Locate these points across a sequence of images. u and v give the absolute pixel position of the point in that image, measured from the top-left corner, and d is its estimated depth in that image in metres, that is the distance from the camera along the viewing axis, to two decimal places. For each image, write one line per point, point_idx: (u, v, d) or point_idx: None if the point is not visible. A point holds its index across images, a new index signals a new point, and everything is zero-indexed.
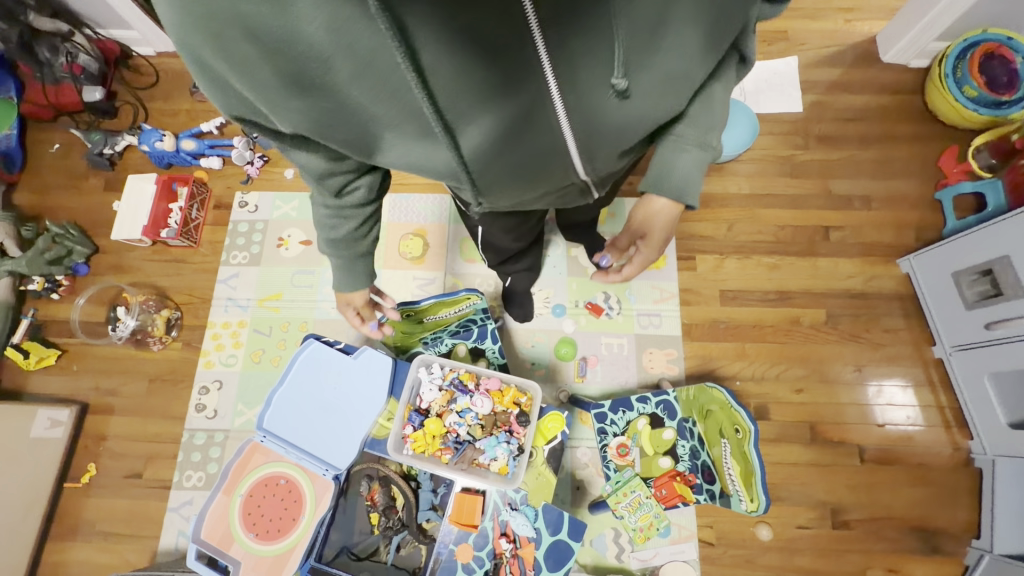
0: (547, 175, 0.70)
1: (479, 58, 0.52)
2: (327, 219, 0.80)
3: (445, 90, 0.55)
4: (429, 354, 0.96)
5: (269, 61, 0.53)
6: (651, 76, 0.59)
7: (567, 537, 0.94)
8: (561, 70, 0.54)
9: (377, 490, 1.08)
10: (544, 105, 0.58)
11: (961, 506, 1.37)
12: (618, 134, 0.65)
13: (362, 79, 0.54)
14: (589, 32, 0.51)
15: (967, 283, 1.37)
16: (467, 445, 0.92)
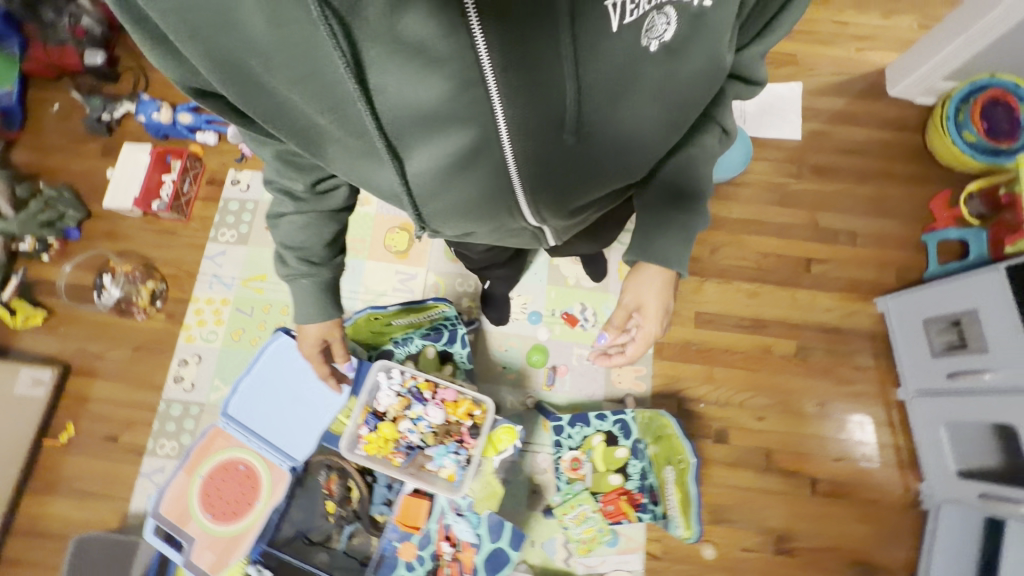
0: (488, 207, 0.73)
1: (431, 86, 0.55)
2: (304, 230, 0.78)
3: (395, 115, 0.58)
4: (390, 360, 0.98)
5: (225, 53, 0.54)
6: (598, 129, 0.65)
7: (507, 545, 0.98)
8: (510, 114, 0.58)
9: (335, 481, 1.11)
10: (490, 142, 0.61)
11: (903, 545, 1.41)
12: (561, 175, 0.70)
13: (315, 86, 0.56)
14: (543, 86, 0.56)
15: (936, 332, 1.39)
16: (417, 450, 0.96)
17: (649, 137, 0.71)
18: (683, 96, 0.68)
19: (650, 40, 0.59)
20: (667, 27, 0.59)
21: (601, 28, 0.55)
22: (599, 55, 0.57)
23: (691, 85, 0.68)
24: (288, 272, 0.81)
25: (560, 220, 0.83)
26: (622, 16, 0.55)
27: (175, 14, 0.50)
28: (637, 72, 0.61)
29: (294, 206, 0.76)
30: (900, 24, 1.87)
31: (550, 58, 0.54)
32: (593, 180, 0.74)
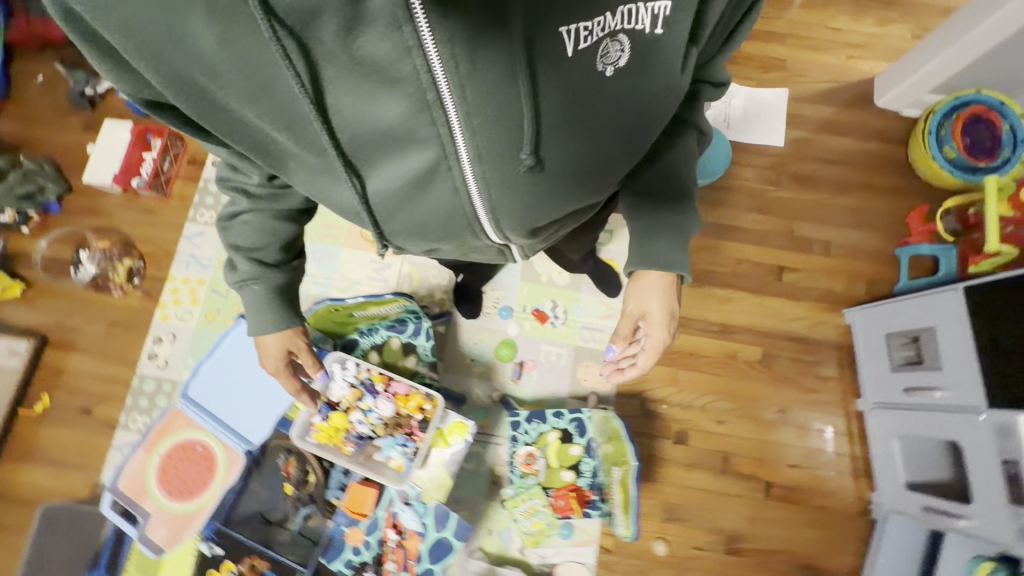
0: (450, 228, 0.75)
1: (387, 106, 0.56)
2: (259, 229, 0.76)
3: (352, 134, 0.59)
4: (344, 352, 1.01)
5: (178, 70, 0.55)
6: (557, 152, 0.67)
7: (451, 535, 1.02)
8: (467, 138, 0.60)
9: (294, 463, 1.07)
10: (448, 164, 0.63)
11: (849, 551, 1.45)
12: (523, 199, 0.71)
13: (273, 103, 0.57)
14: (497, 111, 0.58)
15: (896, 346, 1.40)
16: (367, 441, 0.99)
17: (609, 160, 0.73)
18: (641, 119, 0.70)
19: (605, 65, 0.60)
20: (620, 53, 0.61)
21: (555, 55, 0.56)
22: (555, 80, 0.59)
23: (650, 108, 0.70)
24: (241, 275, 0.79)
25: (524, 240, 0.84)
26: (577, 42, 0.56)
27: (125, 32, 0.51)
28: (594, 96, 0.63)
29: (248, 203, 0.74)
30: (893, 34, 1.85)
31: (505, 83, 0.56)
32: (558, 203, 0.76)
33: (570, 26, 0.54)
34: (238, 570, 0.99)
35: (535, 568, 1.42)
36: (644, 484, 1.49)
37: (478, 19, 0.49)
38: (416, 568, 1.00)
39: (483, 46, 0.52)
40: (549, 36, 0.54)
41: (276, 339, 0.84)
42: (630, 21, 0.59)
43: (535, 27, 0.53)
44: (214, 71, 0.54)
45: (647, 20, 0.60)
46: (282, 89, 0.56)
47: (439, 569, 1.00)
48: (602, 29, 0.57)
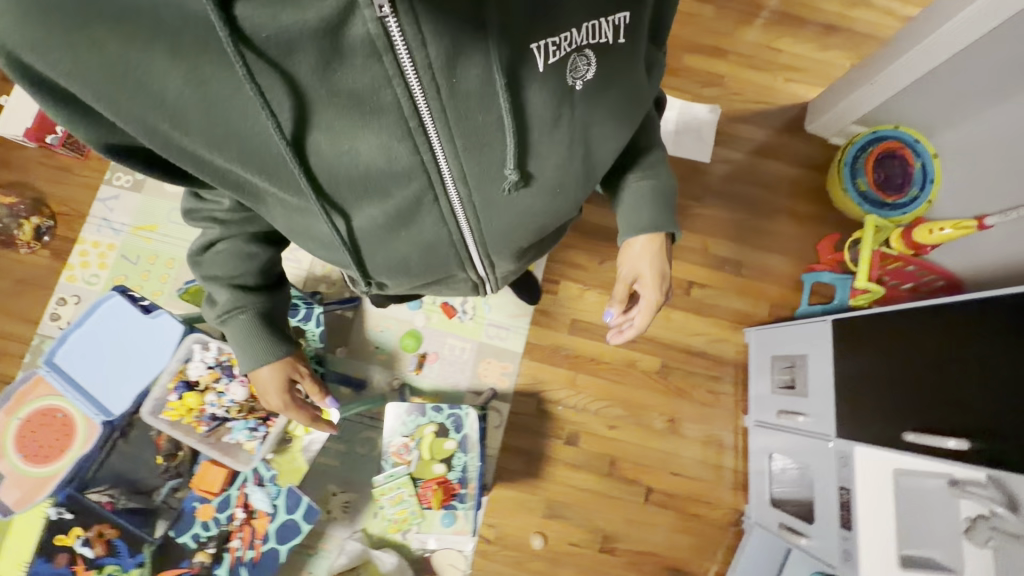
0: (438, 252, 0.82)
1: (370, 137, 0.62)
2: (234, 253, 0.81)
3: (341, 171, 0.66)
4: (204, 334, 1.03)
5: (140, 120, 0.58)
6: (543, 168, 0.73)
7: (300, 518, 1.05)
8: (453, 162, 0.68)
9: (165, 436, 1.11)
10: (432, 187, 0.70)
11: (716, 558, 1.53)
12: (508, 216, 0.78)
13: (247, 144, 0.61)
14: (475, 137, 0.66)
15: (777, 369, 1.46)
16: (220, 422, 1.01)
17: (576, 190, 0.80)
18: (610, 136, 0.77)
19: (575, 80, 0.67)
20: (588, 66, 0.67)
21: (527, 73, 0.63)
22: (530, 99, 0.66)
23: (616, 128, 0.76)
24: (221, 307, 0.82)
25: (507, 264, 0.92)
26: (547, 58, 0.63)
27: (77, 77, 0.53)
28: (568, 112, 0.69)
29: (222, 230, 0.78)
30: (831, 60, 1.87)
31: (482, 104, 0.63)
32: (533, 228, 0.83)
33: (540, 42, 0.61)
34: (86, 538, 1.02)
35: (415, 552, 1.47)
36: (530, 480, 1.55)
37: (452, 43, 0.56)
38: (262, 546, 1.03)
39: (458, 71, 0.59)
40: (518, 57, 0.61)
41: (279, 369, 0.88)
42: (594, 36, 0.65)
43: (503, 53, 0.59)
44: (178, 117, 0.58)
45: (611, 32, 0.67)
46: (252, 134, 0.61)
47: (284, 549, 1.04)
48: (570, 44, 0.64)
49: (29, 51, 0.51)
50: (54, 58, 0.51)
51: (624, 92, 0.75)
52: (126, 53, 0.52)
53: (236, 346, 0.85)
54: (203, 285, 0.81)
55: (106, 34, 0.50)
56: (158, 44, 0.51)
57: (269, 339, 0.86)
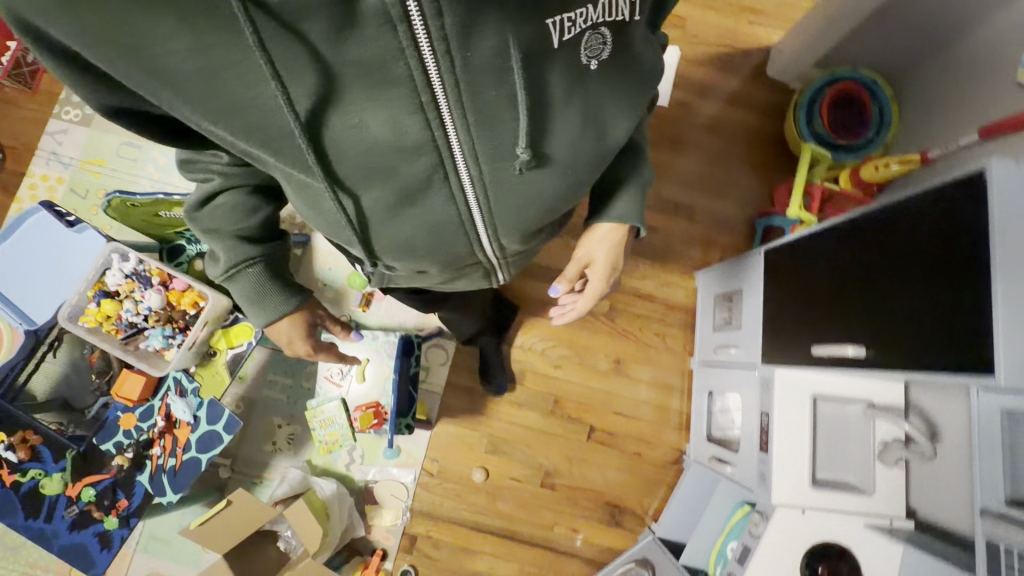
0: (449, 241, 0.72)
1: (378, 111, 0.53)
2: (235, 206, 0.73)
3: (344, 146, 0.57)
4: (125, 245, 1.02)
5: (134, 80, 0.51)
6: (559, 147, 0.63)
7: (221, 429, 1.06)
8: (467, 141, 0.58)
9: (97, 355, 1.14)
10: (443, 168, 0.60)
11: (655, 495, 1.56)
12: (522, 204, 0.68)
13: (245, 111, 0.54)
14: (493, 115, 0.56)
15: (719, 308, 1.47)
16: (138, 329, 1.02)
17: (589, 174, 0.70)
18: (628, 118, 0.67)
19: (589, 59, 0.58)
20: (604, 45, 0.59)
21: (544, 49, 0.53)
22: (548, 79, 0.56)
23: (633, 109, 0.68)
24: (224, 262, 0.75)
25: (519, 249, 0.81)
26: (563, 33, 0.53)
27: (81, 36, 0.47)
28: (585, 92, 0.60)
29: (221, 181, 0.70)
30: (796, 3, 1.82)
31: (497, 79, 0.53)
32: (552, 213, 0.73)
33: (558, 16, 0.51)
34: (9, 443, 1.03)
35: (358, 484, 1.51)
36: (473, 417, 1.57)
37: (467, 8, 0.46)
38: (183, 455, 1.05)
39: (472, 38, 0.49)
40: (538, 28, 0.51)
41: (302, 322, 0.84)
42: (611, 14, 0.57)
43: (525, 22, 0.50)
44: (179, 83, 0.51)
45: (627, 10, 0.58)
46: (254, 104, 0.53)
47: (206, 459, 1.05)
48: (584, 21, 0.54)
49: (37, 13, 0.46)
50: (61, 16, 0.46)
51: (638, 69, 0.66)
52: (133, 16, 0.46)
53: (245, 303, 0.79)
54: (205, 242, 0.75)
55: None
56: (163, 6, 0.45)
57: (278, 292, 0.79)
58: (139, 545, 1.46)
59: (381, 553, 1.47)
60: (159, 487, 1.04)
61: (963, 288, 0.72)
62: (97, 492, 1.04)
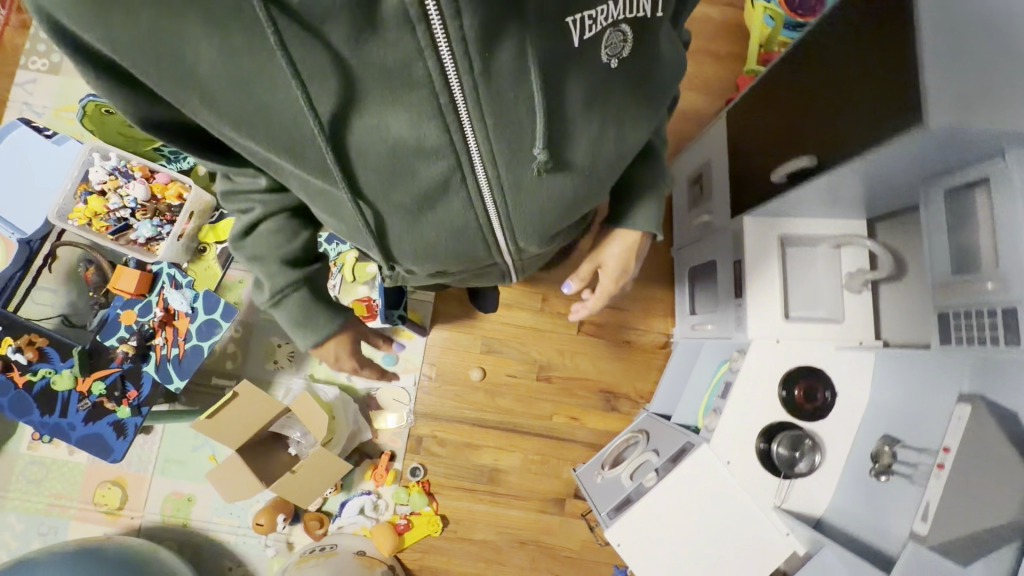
0: (467, 245, 0.74)
1: (400, 116, 0.55)
2: (276, 232, 0.81)
3: (372, 156, 0.59)
4: (103, 142, 1.05)
5: (173, 91, 0.54)
6: (580, 153, 0.66)
7: (219, 317, 1.11)
8: (487, 144, 0.60)
9: (92, 271, 1.22)
10: (461, 167, 0.62)
11: (647, 378, 1.62)
12: (540, 205, 0.69)
13: (281, 123, 0.56)
14: (510, 120, 0.58)
15: (690, 187, 1.52)
16: (127, 224, 1.06)
17: (610, 175, 0.73)
18: (643, 116, 0.71)
19: (610, 57, 0.61)
20: (624, 41, 0.61)
21: (566, 51, 0.56)
22: (569, 84, 0.59)
23: (645, 110, 0.71)
24: (272, 289, 0.84)
25: (538, 250, 0.82)
26: (583, 32, 0.56)
27: (111, 41, 0.49)
28: (601, 97, 0.63)
29: (262, 210, 0.79)
30: None
31: (517, 83, 0.55)
32: (571, 217, 0.75)
33: (576, 15, 0.54)
34: (16, 346, 1.07)
35: (360, 393, 1.57)
36: (466, 321, 1.62)
37: (490, 16, 0.49)
38: (186, 344, 1.10)
39: (495, 43, 0.51)
40: (555, 31, 0.54)
41: (347, 340, 0.96)
42: (630, 11, 0.60)
43: (542, 28, 0.53)
44: (204, 88, 0.53)
45: (647, 4, 0.61)
46: (281, 106, 0.55)
47: (207, 345, 1.10)
48: (605, 18, 0.57)
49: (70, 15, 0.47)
50: (99, 22, 0.47)
51: (649, 63, 0.68)
52: (161, 19, 0.47)
53: (292, 325, 0.88)
54: (252, 268, 0.83)
55: (151, 6, 0.46)
56: (194, 9, 0.47)
57: (322, 313, 0.89)
58: (157, 469, 1.52)
59: (389, 455, 1.54)
60: (165, 375, 1.09)
61: (896, 93, 0.76)
62: (107, 385, 1.08)
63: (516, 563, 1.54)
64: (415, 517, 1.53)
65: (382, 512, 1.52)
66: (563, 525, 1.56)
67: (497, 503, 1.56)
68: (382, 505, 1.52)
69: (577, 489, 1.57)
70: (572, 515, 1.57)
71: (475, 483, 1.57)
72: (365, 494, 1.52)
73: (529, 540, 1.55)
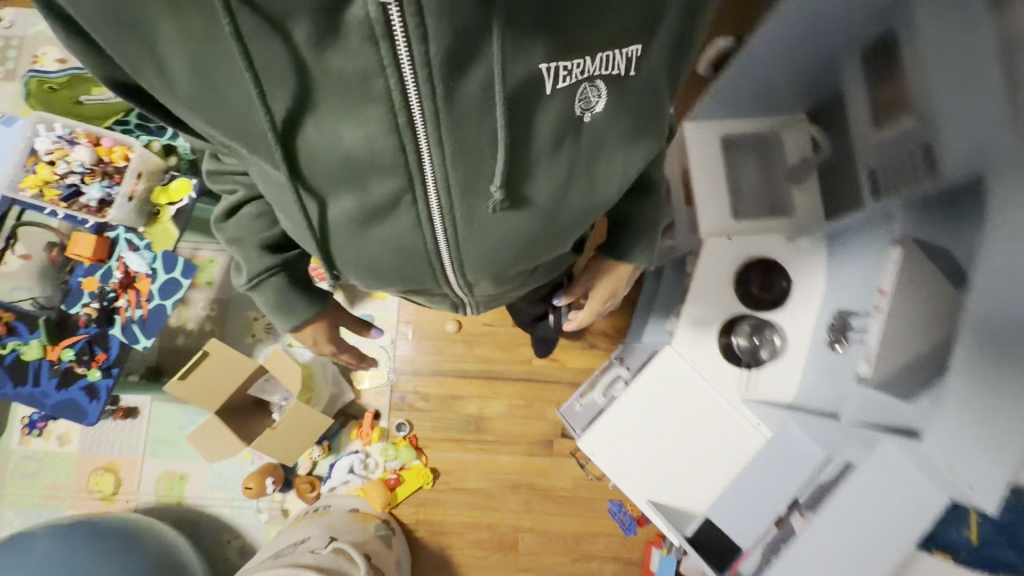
0: (412, 268, 0.71)
1: (353, 128, 0.53)
2: (258, 215, 0.83)
3: (324, 164, 0.57)
4: (46, 113, 1.09)
5: (130, 66, 0.51)
6: (540, 192, 0.63)
7: (179, 275, 1.13)
8: (442, 174, 0.58)
9: (56, 251, 1.23)
10: (413, 190, 0.59)
11: (623, 312, 1.62)
12: (491, 240, 0.66)
13: (231, 110, 0.54)
14: (468, 152, 0.56)
15: None
16: (76, 189, 1.09)
17: (572, 221, 0.70)
18: (619, 169, 0.67)
19: (583, 110, 0.59)
20: (599, 98, 0.59)
21: (536, 93, 0.55)
22: (537, 119, 0.57)
23: (627, 161, 0.67)
24: (250, 272, 0.86)
25: (489, 289, 0.79)
26: (556, 80, 0.55)
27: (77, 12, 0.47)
28: (573, 138, 0.61)
29: (245, 192, 0.81)
30: None
31: (481, 115, 0.54)
32: (530, 252, 0.72)
33: (551, 63, 0.53)
34: None
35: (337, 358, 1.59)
36: None
37: (458, 43, 0.47)
38: (149, 304, 1.11)
39: (462, 71, 0.50)
40: (526, 66, 0.52)
41: (325, 326, 1.04)
42: (607, 67, 0.57)
43: (513, 61, 0.51)
44: (160, 62, 0.51)
45: (623, 64, 0.58)
46: (238, 95, 0.52)
47: (170, 303, 1.12)
48: (581, 72, 0.56)
49: None
50: None
51: (640, 118, 0.65)
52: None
53: (272, 307, 0.91)
54: (231, 249, 0.85)
55: None
56: None
57: (299, 299, 0.92)
58: (147, 450, 1.54)
59: (374, 413, 1.55)
60: (132, 336, 1.11)
61: None
62: (76, 351, 1.10)
63: (512, 508, 1.54)
64: (405, 471, 1.53)
65: (373, 470, 1.53)
66: (554, 465, 1.56)
67: (486, 450, 1.56)
68: (372, 463, 1.53)
69: (564, 428, 1.57)
70: (562, 454, 1.56)
71: (462, 433, 1.57)
72: (353, 453, 1.53)
73: (522, 484, 1.55)
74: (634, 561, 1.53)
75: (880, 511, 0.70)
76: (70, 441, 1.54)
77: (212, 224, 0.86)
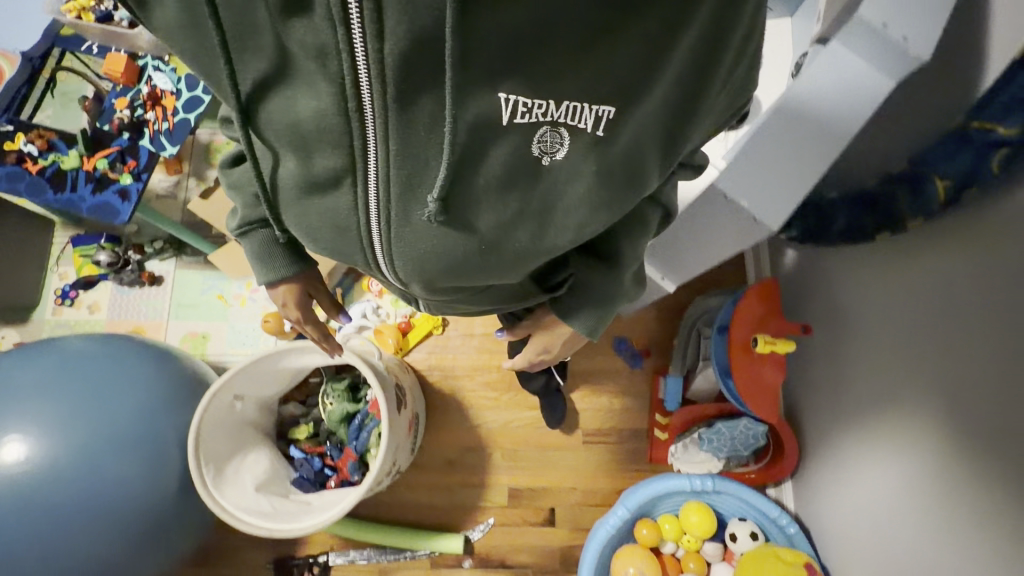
0: (345, 250, 0.70)
1: (309, 94, 0.53)
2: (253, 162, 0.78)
3: (279, 120, 0.57)
4: None
5: None
6: (485, 220, 0.62)
7: (200, 93, 1.24)
8: (382, 174, 0.57)
9: (91, 102, 1.27)
10: (353, 173, 0.58)
11: None
12: (420, 251, 0.65)
13: (210, 49, 0.56)
14: (410, 163, 0.55)
15: None
16: (109, 12, 1.24)
17: (523, 249, 0.68)
18: (574, 224, 0.65)
19: (541, 153, 0.56)
20: (560, 145, 0.56)
21: (493, 125, 0.52)
22: (494, 150, 0.55)
23: (584, 219, 0.64)
24: (241, 218, 0.82)
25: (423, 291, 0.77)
26: (513, 114, 0.51)
27: None
28: (526, 178, 0.59)
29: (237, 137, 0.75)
30: None
31: (430, 127, 0.52)
32: (464, 271, 0.69)
33: (510, 95, 0.49)
34: (27, 138, 1.21)
35: None
36: None
37: (413, 52, 0.45)
38: (174, 118, 1.22)
39: (421, 82, 0.48)
40: (485, 98, 0.50)
41: (295, 289, 0.95)
42: (574, 117, 0.53)
43: (472, 91, 0.49)
44: None
45: (591, 120, 0.54)
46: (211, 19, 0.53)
47: (193, 117, 1.23)
48: (543, 114, 0.52)
49: None
50: None
51: (611, 183, 0.61)
52: None
53: (252, 258, 0.86)
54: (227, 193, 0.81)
55: None
56: None
57: (284, 252, 0.87)
58: (171, 314, 1.62)
59: None
60: (160, 145, 1.21)
61: None
62: (108, 161, 1.20)
63: None
64: (415, 318, 1.60)
65: (384, 318, 1.60)
66: None
67: None
68: (384, 313, 1.60)
69: None
70: None
71: None
72: (366, 302, 1.60)
73: None
74: (643, 396, 1.56)
75: (844, 84, 0.74)
76: (99, 309, 1.62)
77: (220, 168, 0.83)
